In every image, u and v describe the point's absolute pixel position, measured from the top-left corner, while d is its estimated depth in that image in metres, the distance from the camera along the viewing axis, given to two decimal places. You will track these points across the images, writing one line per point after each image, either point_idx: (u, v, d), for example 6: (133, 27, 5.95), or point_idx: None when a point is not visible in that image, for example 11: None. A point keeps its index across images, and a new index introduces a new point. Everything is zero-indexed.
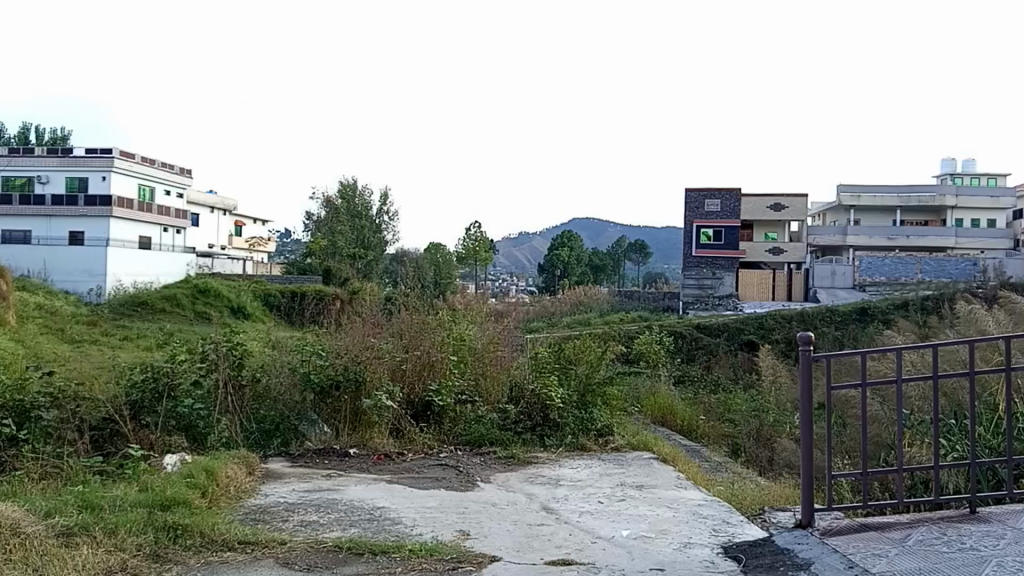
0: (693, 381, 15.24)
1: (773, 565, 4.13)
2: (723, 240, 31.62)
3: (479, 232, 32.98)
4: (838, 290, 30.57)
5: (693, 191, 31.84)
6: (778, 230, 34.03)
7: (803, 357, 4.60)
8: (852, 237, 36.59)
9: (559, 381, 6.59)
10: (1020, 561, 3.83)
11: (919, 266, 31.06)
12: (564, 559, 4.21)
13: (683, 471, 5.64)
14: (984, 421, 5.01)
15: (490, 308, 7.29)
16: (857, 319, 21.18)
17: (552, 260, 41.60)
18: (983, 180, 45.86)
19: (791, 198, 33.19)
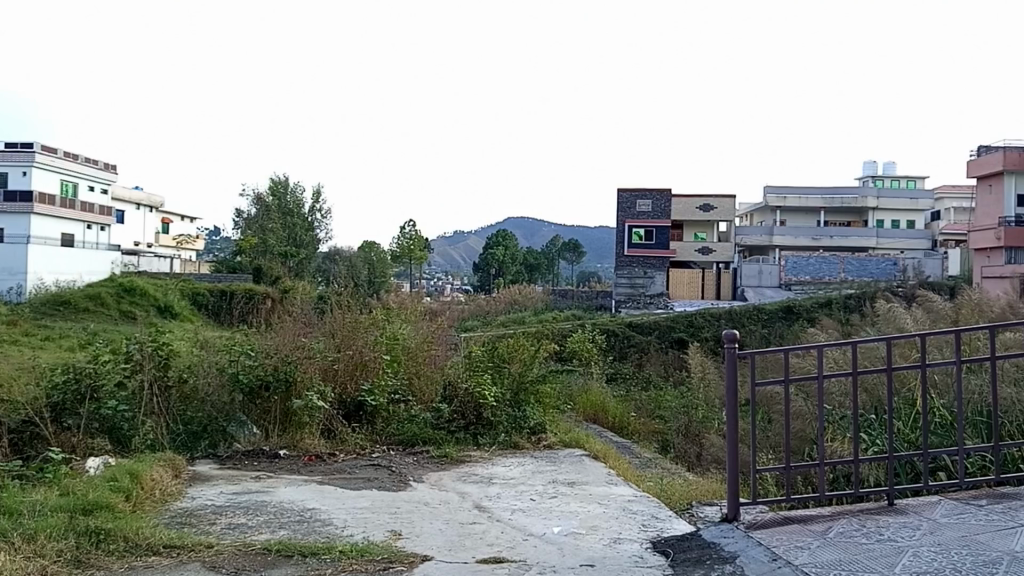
0: (626, 378, 15.57)
1: (700, 558, 4.19)
2: (653, 240, 31.68)
3: (414, 231, 32.67)
4: (765, 289, 31.13)
5: (626, 191, 32.03)
6: (707, 230, 35.68)
7: (729, 355, 4.69)
8: (778, 238, 37.49)
9: (492, 380, 6.60)
10: (934, 551, 3.94)
11: (843, 265, 31.67)
12: (495, 557, 4.22)
13: (614, 468, 5.70)
14: (903, 417, 5.16)
15: (423, 308, 7.29)
16: (782, 319, 21.49)
17: (487, 260, 41.63)
18: (903, 184, 47.36)
19: (719, 199, 34.86)
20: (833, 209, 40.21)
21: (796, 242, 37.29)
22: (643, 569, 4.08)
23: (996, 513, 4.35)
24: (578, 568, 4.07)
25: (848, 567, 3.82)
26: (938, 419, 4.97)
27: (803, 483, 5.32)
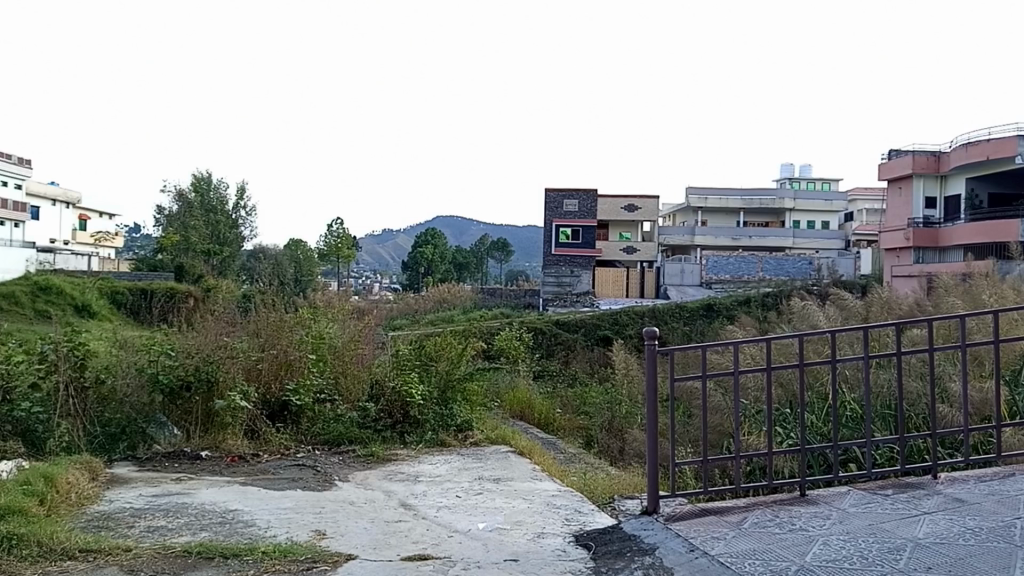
0: (553, 376, 15.66)
1: (621, 551, 4.27)
2: (580, 240, 32.65)
3: (343, 229, 32.24)
4: (687, 287, 31.72)
5: (554, 191, 33.00)
6: (631, 230, 36.43)
7: (649, 351, 4.79)
8: (699, 238, 38.18)
9: (419, 378, 6.62)
10: (843, 539, 4.01)
11: (761, 263, 32.05)
12: (420, 554, 4.23)
13: (539, 464, 5.78)
14: (817, 410, 5.34)
15: (351, 306, 7.33)
16: (703, 316, 21.84)
17: (415, 259, 41.53)
18: (818, 185, 48.77)
19: (643, 199, 35.74)
20: (752, 210, 41.29)
21: (716, 242, 38.19)
22: (565, 562, 4.15)
23: (902, 501, 4.43)
24: (501, 563, 4.12)
25: (761, 556, 3.90)
26: (846, 413, 5.15)
27: (720, 476, 5.48)
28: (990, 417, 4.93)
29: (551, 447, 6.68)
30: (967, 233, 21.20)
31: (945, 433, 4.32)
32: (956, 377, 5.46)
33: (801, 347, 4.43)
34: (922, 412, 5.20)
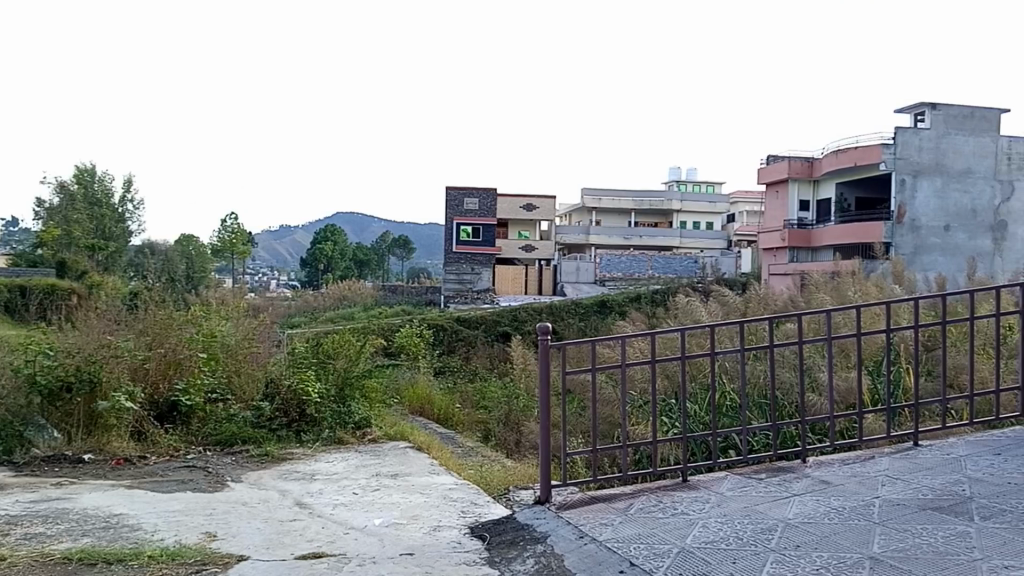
0: (456, 371, 15.77)
1: (513, 540, 4.39)
2: (480, 238, 32.60)
3: (238, 224, 31.06)
4: (582, 284, 32.60)
5: (454, 189, 32.83)
6: (529, 229, 37.39)
7: (542, 345, 4.88)
8: (594, 237, 39.23)
9: (316, 376, 6.57)
10: (721, 522, 4.18)
11: (650, 263, 32.86)
12: (314, 552, 4.22)
13: (437, 458, 5.86)
14: (697, 401, 5.63)
15: (246, 304, 7.38)
16: (598, 312, 22.36)
17: (314, 256, 40.96)
18: (705, 188, 50.63)
19: (541, 199, 36.78)
20: (643, 211, 42.86)
21: (609, 241, 39.29)
22: (460, 554, 4.24)
23: (774, 484, 4.58)
24: (396, 558, 4.17)
25: (643, 541, 4.06)
26: (726, 402, 5.44)
27: (609, 464, 5.70)
28: (853, 404, 5.32)
29: (450, 441, 6.78)
30: (837, 234, 21.90)
31: (814, 419, 4.56)
32: (823, 368, 5.98)
33: (684, 340, 4.60)
34: (794, 400, 5.57)
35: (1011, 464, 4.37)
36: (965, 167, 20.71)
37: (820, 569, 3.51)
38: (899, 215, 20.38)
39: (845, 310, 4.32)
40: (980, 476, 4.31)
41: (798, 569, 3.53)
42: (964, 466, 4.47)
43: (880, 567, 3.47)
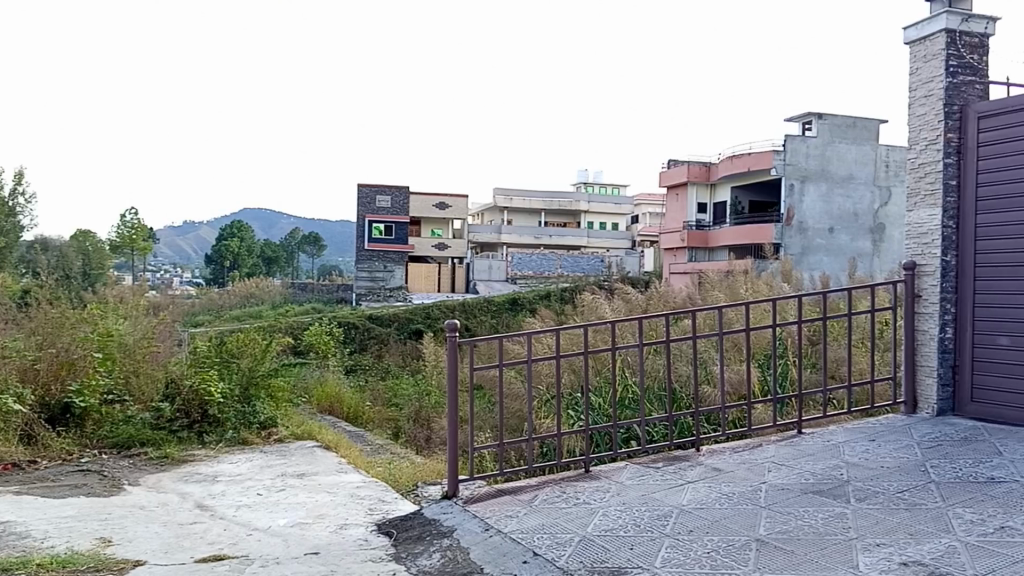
0: (366, 369, 15.60)
1: (420, 535, 4.43)
2: (393, 235, 32.21)
3: (139, 219, 29.62)
4: (494, 282, 33.28)
5: (366, 187, 32.37)
6: (443, 226, 37.26)
7: (451, 343, 4.57)
8: (506, 235, 39.67)
9: (219, 375, 6.43)
10: (620, 510, 4.34)
11: (560, 262, 33.96)
12: (215, 555, 4.13)
13: (345, 456, 5.85)
14: (602, 394, 5.78)
15: (146, 302, 7.20)
16: (510, 310, 22.54)
17: (220, 252, 39.57)
18: (611, 189, 51.78)
19: (453, 198, 36.86)
20: (553, 211, 43.53)
21: (521, 240, 39.70)
22: (367, 551, 4.24)
23: (669, 472, 4.78)
24: (301, 558, 4.13)
25: (547, 531, 4.16)
26: (628, 395, 5.64)
27: (514, 458, 5.80)
28: (744, 395, 5.61)
29: (358, 439, 6.78)
30: (732, 235, 22.81)
31: (708, 409, 4.78)
32: (718, 362, 6.25)
33: (588, 335, 4.71)
34: (690, 393, 5.81)
35: (883, 448, 4.73)
36: (849, 173, 21.70)
37: (711, 552, 3.70)
38: (788, 217, 21.15)
39: (738, 306, 4.55)
40: (856, 460, 4.63)
41: (691, 553, 3.71)
42: (842, 451, 4.79)
43: (765, 548, 3.68)
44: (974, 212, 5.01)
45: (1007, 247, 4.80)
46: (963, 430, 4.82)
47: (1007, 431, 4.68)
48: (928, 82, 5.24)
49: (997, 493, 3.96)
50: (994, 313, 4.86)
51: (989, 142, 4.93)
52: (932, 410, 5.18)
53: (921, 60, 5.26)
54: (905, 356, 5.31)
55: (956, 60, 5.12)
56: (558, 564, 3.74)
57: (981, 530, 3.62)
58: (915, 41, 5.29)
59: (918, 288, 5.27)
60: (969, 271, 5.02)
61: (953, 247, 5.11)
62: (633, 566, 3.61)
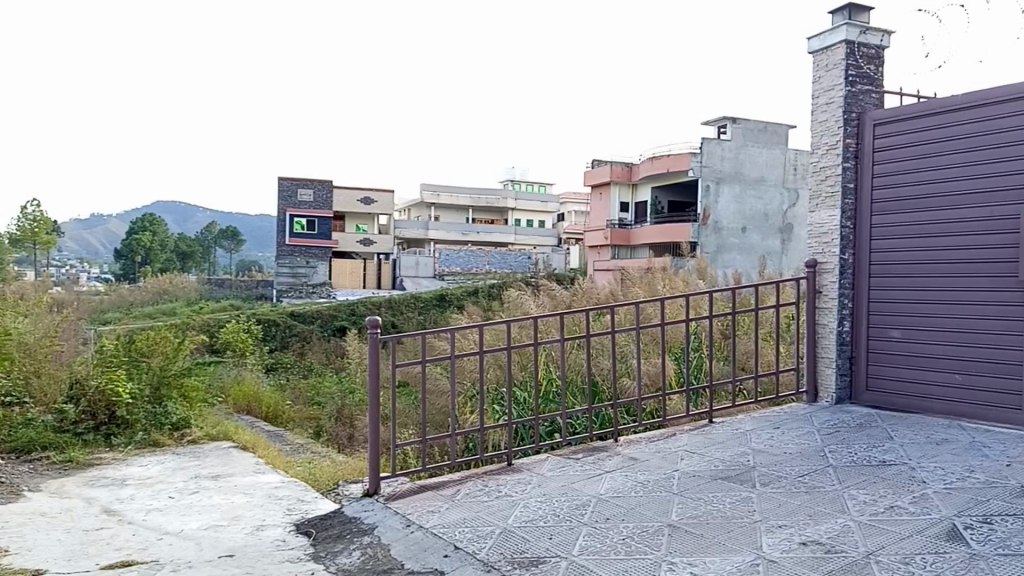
0: (288, 367, 15.19)
1: (340, 534, 4.38)
2: (315, 231, 32.61)
3: (41, 211, 27.96)
4: (422, 279, 32.98)
5: (287, 180, 32.37)
6: (368, 222, 37.54)
7: (372, 341, 4.48)
8: (433, 231, 39.42)
9: (127, 376, 6.20)
10: (540, 501, 4.40)
11: (487, 258, 34.15)
12: (123, 561, 3.97)
13: (263, 456, 5.72)
14: (528, 389, 5.82)
15: (47, 299, 6.85)
16: (436, 307, 22.51)
17: (132, 247, 37.43)
18: (537, 186, 52.14)
19: (379, 193, 37.03)
20: (481, 208, 43.57)
21: (448, 237, 39.60)
22: (284, 552, 4.17)
23: (589, 463, 4.89)
24: (215, 561, 4.03)
25: (469, 525, 4.19)
26: (551, 389, 5.71)
27: (438, 453, 5.80)
28: (660, 387, 5.78)
29: (277, 439, 6.65)
30: (653, 233, 23.45)
31: (625, 401, 4.89)
32: (635, 355, 6.42)
33: (511, 330, 4.75)
34: (611, 385, 5.94)
35: (786, 435, 4.96)
36: (760, 176, 22.61)
37: (625, 538, 3.81)
38: (704, 218, 21.82)
39: (654, 301, 4.71)
40: (762, 447, 4.84)
41: (608, 541, 3.80)
42: (749, 439, 5.01)
43: (676, 533, 3.82)
44: (871, 212, 5.34)
45: (898, 245, 5.16)
46: (859, 417, 5.12)
47: (897, 416, 5.00)
48: (829, 90, 5.52)
49: (888, 475, 4.24)
50: (887, 307, 5.22)
51: (884, 147, 5.28)
52: (831, 399, 5.48)
53: (823, 69, 5.53)
54: (807, 349, 5.60)
55: (854, 70, 5.43)
56: (479, 557, 3.77)
57: (873, 510, 3.87)
58: (818, 51, 5.55)
59: (819, 285, 5.56)
60: (865, 268, 5.37)
61: (850, 245, 5.43)
62: (552, 556, 3.67)
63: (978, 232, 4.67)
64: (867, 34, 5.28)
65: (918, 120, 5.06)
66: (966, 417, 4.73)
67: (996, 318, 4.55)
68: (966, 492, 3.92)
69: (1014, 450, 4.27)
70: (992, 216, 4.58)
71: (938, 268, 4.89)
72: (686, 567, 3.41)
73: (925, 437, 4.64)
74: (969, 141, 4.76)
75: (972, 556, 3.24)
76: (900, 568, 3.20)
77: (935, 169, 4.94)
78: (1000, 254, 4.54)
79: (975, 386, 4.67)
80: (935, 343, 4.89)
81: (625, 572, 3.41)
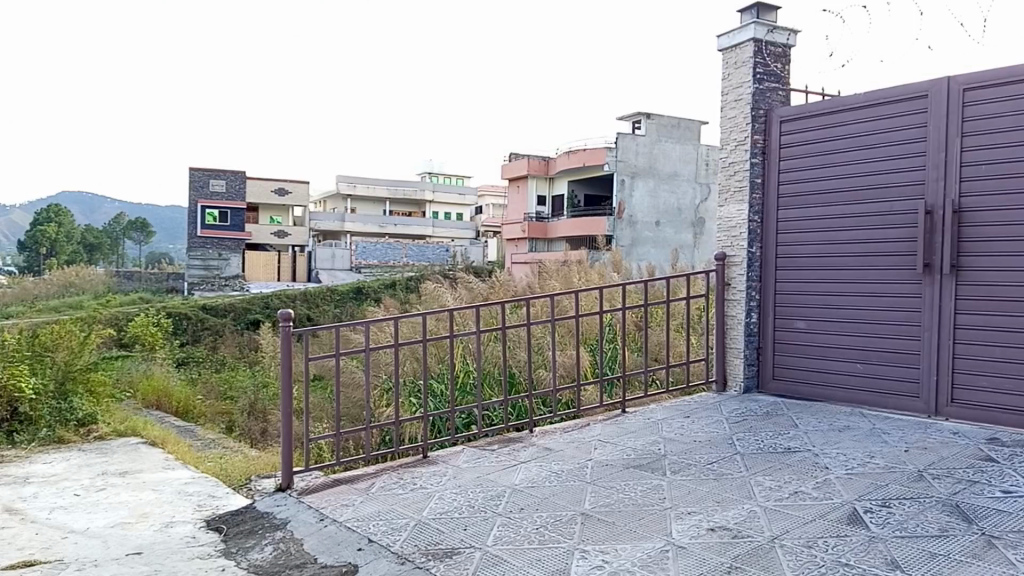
0: (201, 361, 14.95)
1: (252, 529, 4.32)
2: (228, 222, 32.51)
3: None
4: (338, 271, 33.42)
5: (199, 170, 32.15)
6: (282, 214, 37.18)
7: (284, 333, 4.42)
8: (349, 224, 39.09)
9: (31, 370, 6.11)
10: (456, 492, 4.42)
11: (405, 251, 34.30)
12: (24, 561, 3.85)
13: (173, 452, 5.62)
14: (445, 380, 5.86)
15: None
16: (353, 299, 22.65)
17: (35, 239, 36.31)
18: (454, 180, 52.29)
19: (294, 184, 36.67)
20: (397, 200, 43.39)
21: (364, 229, 39.34)
22: (194, 548, 4.09)
23: (504, 453, 4.92)
24: (122, 558, 3.93)
25: (383, 518, 4.18)
26: (468, 381, 5.76)
27: (354, 447, 5.82)
28: (575, 377, 5.89)
29: (189, 434, 6.53)
30: (568, 226, 23.82)
31: (540, 392, 4.96)
32: (552, 347, 6.54)
33: (426, 322, 4.73)
34: (527, 376, 6.04)
35: (696, 424, 5.09)
36: (673, 171, 23.00)
37: (539, 528, 3.85)
38: (621, 212, 22.09)
39: (570, 294, 4.79)
40: (672, 435, 4.96)
41: (521, 531, 3.84)
42: (661, 428, 5.12)
43: (589, 521, 3.88)
44: (777, 207, 5.67)
45: (801, 239, 5.49)
46: (766, 405, 5.35)
47: (803, 405, 5.24)
48: (738, 87, 5.78)
49: (793, 461, 4.37)
50: (791, 299, 5.56)
51: (790, 144, 5.58)
52: (739, 388, 5.77)
53: (732, 66, 5.78)
54: (717, 340, 5.89)
55: (762, 68, 5.66)
56: (393, 549, 3.76)
57: (778, 495, 3.98)
58: (727, 49, 5.79)
59: (728, 277, 5.87)
60: (771, 261, 5.70)
61: (757, 239, 5.76)
62: (466, 546, 3.69)
63: (877, 227, 4.99)
64: (774, 33, 5.51)
65: (822, 118, 5.35)
66: (866, 404, 5.06)
67: (895, 309, 4.87)
68: (866, 477, 4.07)
69: (911, 436, 4.48)
70: (889, 211, 4.90)
71: (839, 262, 5.23)
72: (598, 554, 3.46)
73: (828, 425, 4.84)
74: (868, 139, 5.06)
75: (871, 538, 3.36)
76: (804, 551, 3.30)
77: (836, 166, 5.25)
78: (897, 248, 4.87)
79: (874, 374, 5.00)
80: (840, 333, 5.22)
81: (538, 560, 3.45)
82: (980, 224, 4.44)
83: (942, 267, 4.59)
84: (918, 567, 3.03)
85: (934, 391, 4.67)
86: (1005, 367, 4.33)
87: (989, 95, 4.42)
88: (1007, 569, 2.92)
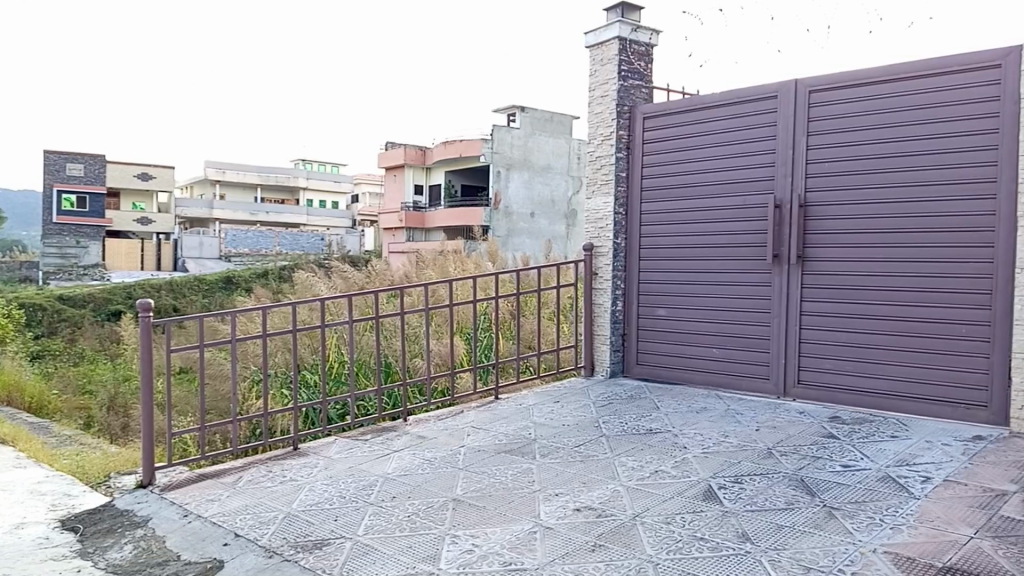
0: (55, 355, 14.26)
1: (112, 528, 4.17)
2: (87, 209, 31.38)
3: None
4: (205, 260, 32.25)
5: (53, 153, 30.77)
6: (146, 199, 35.46)
7: (143, 324, 4.28)
8: (218, 211, 37.66)
9: None
10: (327, 483, 4.42)
11: (278, 238, 33.74)
12: None
13: (23, 449, 5.39)
14: (319, 370, 5.97)
15: None
16: (222, 289, 22.20)
17: None
18: (330, 168, 51.37)
19: (158, 169, 35.16)
20: (270, 187, 42.29)
21: (235, 216, 38.08)
22: (47, 550, 3.90)
23: (376, 443, 4.96)
24: None
25: (251, 511, 4.13)
26: (343, 372, 5.84)
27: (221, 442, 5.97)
28: (448, 364, 6.09)
29: (45, 429, 6.28)
30: (445, 216, 23.75)
31: (415, 379, 5.01)
32: (424, 336, 6.76)
33: (300, 311, 4.59)
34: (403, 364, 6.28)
35: (565, 409, 5.30)
36: (547, 163, 23.70)
37: (410, 515, 3.90)
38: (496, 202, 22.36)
39: (444, 283, 4.78)
40: (541, 420, 5.14)
41: (392, 518, 3.89)
42: (531, 413, 5.30)
43: (460, 507, 3.96)
44: (641, 200, 5.93)
45: (663, 231, 5.77)
46: (631, 389, 5.63)
47: (665, 389, 5.54)
48: (605, 83, 6.00)
49: (654, 442, 4.61)
50: (654, 288, 5.85)
51: (652, 139, 5.84)
52: (606, 372, 6.06)
53: (598, 62, 5.99)
54: (585, 327, 6.14)
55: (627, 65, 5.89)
56: (261, 543, 3.72)
57: (640, 475, 4.18)
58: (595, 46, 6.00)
59: (596, 266, 6.11)
60: (635, 251, 5.98)
61: (623, 230, 6.01)
62: (335, 537, 3.70)
63: (730, 220, 5.31)
64: (638, 32, 5.74)
65: (681, 115, 5.63)
66: (721, 386, 5.40)
67: (750, 297, 5.19)
68: (721, 455, 4.33)
69: (763, 416, 4.80)
70: (743, 205, 5.22)
71: (698, 252, 5.53)
72: (468, 539, 3.54)
73: (688, 407, 5.13)
74: (723, 135, 5.37)
75: (725, 513, 3.57)
76: (662, 527, 3.48)
77: (695, 161, 5.55)
78: (750, 240, 5.19)
79: (730, 359, 5.34)
80: (699, 320, 5.53)
81: (409, 547, 3.50)
82: (827, 217, 4.78)
83: (790, 257, 4.94)
84: (766, 538, 3.25)
85: (784, 374, 5.02)
86: (846, 350, 4.71)
87: (834, 96, 4.75)
88: (844, 537, 3.17)
